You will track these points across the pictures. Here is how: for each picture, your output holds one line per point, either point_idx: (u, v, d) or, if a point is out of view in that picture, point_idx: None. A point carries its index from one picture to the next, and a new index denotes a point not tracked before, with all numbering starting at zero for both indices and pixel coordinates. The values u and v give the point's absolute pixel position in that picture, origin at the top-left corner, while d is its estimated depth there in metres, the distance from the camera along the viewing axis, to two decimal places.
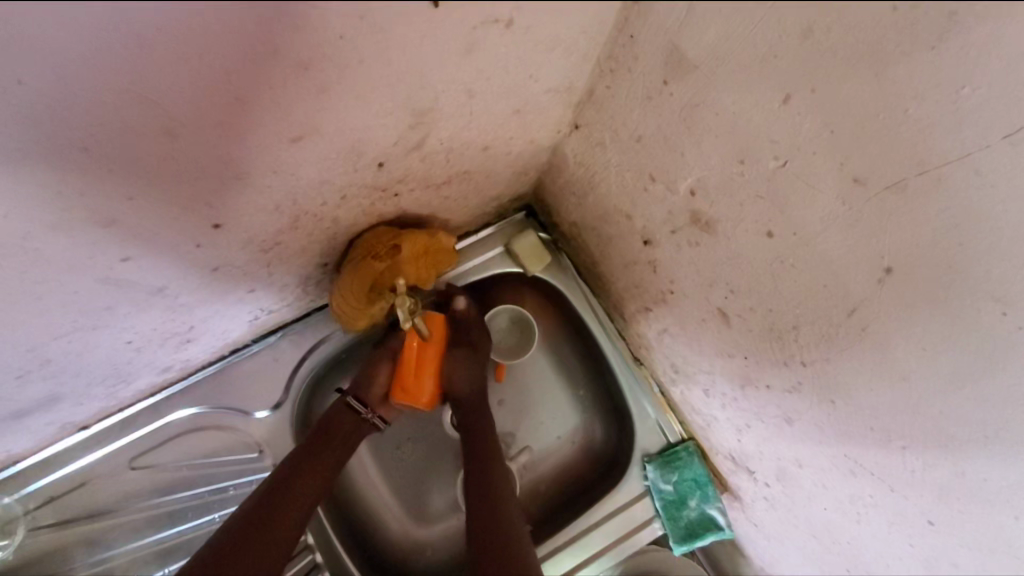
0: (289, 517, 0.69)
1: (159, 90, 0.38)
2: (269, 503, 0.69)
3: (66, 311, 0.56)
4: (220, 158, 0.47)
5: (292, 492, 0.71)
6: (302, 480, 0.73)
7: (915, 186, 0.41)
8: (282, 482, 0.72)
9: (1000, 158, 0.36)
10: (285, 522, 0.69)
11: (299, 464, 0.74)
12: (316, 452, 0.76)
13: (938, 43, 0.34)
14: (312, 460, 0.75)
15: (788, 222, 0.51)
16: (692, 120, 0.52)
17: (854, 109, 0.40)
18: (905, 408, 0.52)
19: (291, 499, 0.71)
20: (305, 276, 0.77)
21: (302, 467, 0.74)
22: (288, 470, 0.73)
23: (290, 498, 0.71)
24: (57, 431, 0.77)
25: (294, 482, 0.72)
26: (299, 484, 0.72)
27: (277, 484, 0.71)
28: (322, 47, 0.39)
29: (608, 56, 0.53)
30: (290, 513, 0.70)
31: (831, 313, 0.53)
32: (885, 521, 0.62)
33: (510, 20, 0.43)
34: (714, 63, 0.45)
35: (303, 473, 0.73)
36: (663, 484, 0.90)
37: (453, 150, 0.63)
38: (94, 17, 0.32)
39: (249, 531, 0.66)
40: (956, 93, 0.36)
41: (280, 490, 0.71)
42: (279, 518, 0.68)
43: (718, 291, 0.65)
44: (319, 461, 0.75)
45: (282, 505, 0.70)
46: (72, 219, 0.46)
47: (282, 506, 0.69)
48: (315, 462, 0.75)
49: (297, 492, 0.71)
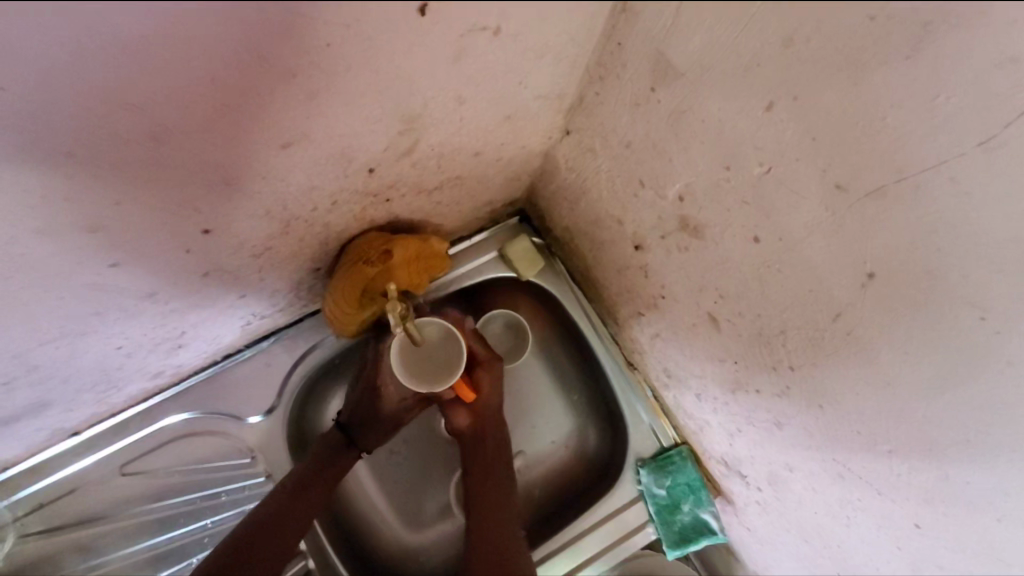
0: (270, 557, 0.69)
1: (146, 99, 0.39)
2: (255, 541, 0.68)
3: (55, 317, 0.56)
4: (208, 164, 0.47)
5: (278, 532, 0.71)
6: (291, 520, 0.72)
7: (893, 193, 0.42)
8: (270, 518, 0.71)
9: (977, 165, 0.37)
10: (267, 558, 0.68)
11: (290, 501, 0.73)
12: (306, 489, 0.75)
13: (913, 53, 0.34)
14: (299, 497, 0.74)
15: (774, 228, 0.52)
16: (679, 126, 0.52)
17: (833, 118, 0.41)
18: (890, 412, 0.53)
19: (275, 539, 0.70)
20: (297, 282, 0.77)
21: (290, 506, 0.73)
22: (277, 505, 0.72)
23: (275, 538, 0.70)
24: (48, 436, 0.77)
25: (281, 522, 0.71)
26: (287, 523, 0.72)
27: (265, 520, 0.70)
28: (311, 55, 0.40)
29: (597, 63, 0.54)
30: (274, 553, 0.69)
31: (817, 318, 0.54)
32: (874, 524, 0.62)
33: (497, 28, 0.43)
34: (699, 70, 0.46)
35: (290, 512, 0.73)
36: (656, 488, 0.90)
37: (443, 156, 0.63)
38: (84, 29, 0.33)
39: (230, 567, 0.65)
40: (930, 102, 0.36)
41: (267, 530, 0.70)
42: (262, 558, 0.68)
43: (707, 296, 0.66)
44: (308, 500, 0.75)
45: (267, 545, 0.69)
46: (61, 225, 0.46)
47: (267, 548, 0.69)
48: (304, 500, 0.74)
49: (283, 532, 0.71)
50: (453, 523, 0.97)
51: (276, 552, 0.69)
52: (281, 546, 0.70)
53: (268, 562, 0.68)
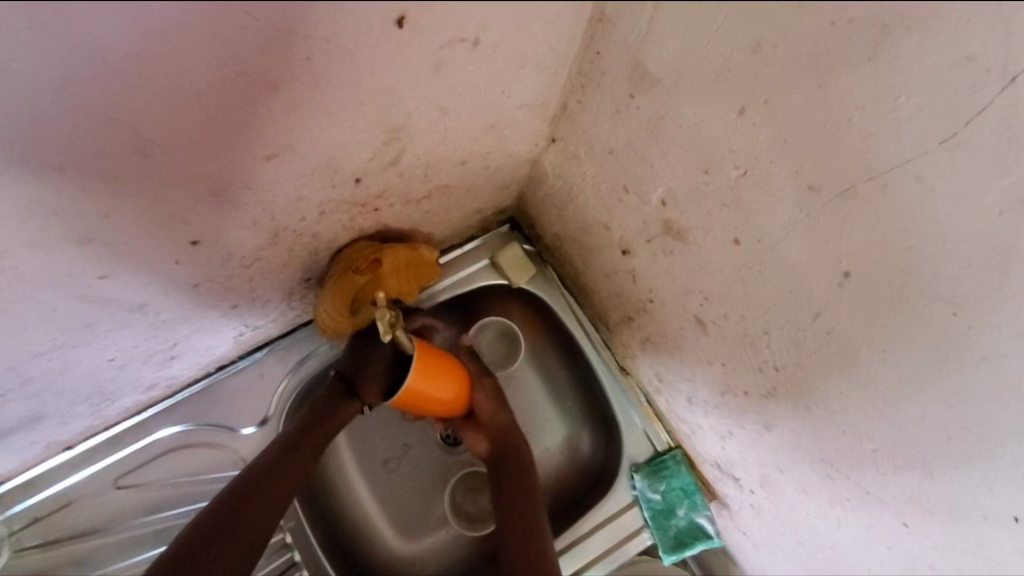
0: (247, 535, 0.65)
1: (131, 112, 0.40)
2: (228, 520, 0.65)
3: (46, 330, 0.57)
4: (194, 177, 0.48)
5: (257, 510, 0.67)
6: (265, 497, 0.69)
7: (863, 192, 0.42)
8: (241, 498, 0.67)
9: (940, 163, 0.38)
10: (242, 537, 0.65)
11: (263, 479, 0.70)
12: (278, 467, 0.72)
13: (873, 56, 0.35)
14: (274, 474, 0.71)
15: (753, 230, 0.53)
16: (659, 132, 0.53)
17: (803, 120, 0.42)
18: (873, 410, 0.53)
19: (250, 515, 0.66)
20: (288, 291, 0.78)
21: (264, 483, 0.70)
22: (247, 485, 0.69)
23: (250, 514, 0.67)
24: (41, 451, 0.77)
25: (255, 499, 0.68)
26: (260, 501, 0.68)
27: (239, 499, 0.67)
28: (290, 67, 0.41)
29: (578, 72, 0.55)
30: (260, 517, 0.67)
31: (799, 317, 0.54)
32: (864, 524, 0.62)
33: (476, 39, 0.44)
34: (675, 76, 0.47)
35: (264, 490, 0.69)
36: (651, 493, 0.90)
37: (430, 165, 0.64)
38: (67, 46, 0.34)
39: (225, 520, 0.65)
40: (893, 102, 0.37)
41: (243, 508, 0.66)
42: (239, 537, 0.65)
43: (693, 299, 0.66)
44: (283, 475, 0.71)
45: (247, 520, 0.66)
46: (49, 237, 0.46)
47: (243, 525, 0.65)
48: (279, 476, 0.71)
49: (257, 508, 0.67)
50: (448, 532, 0.97)
51: (253, 529, 0.66)
52: (256, 523, 0.66)
53: (245, 540, 0.65)
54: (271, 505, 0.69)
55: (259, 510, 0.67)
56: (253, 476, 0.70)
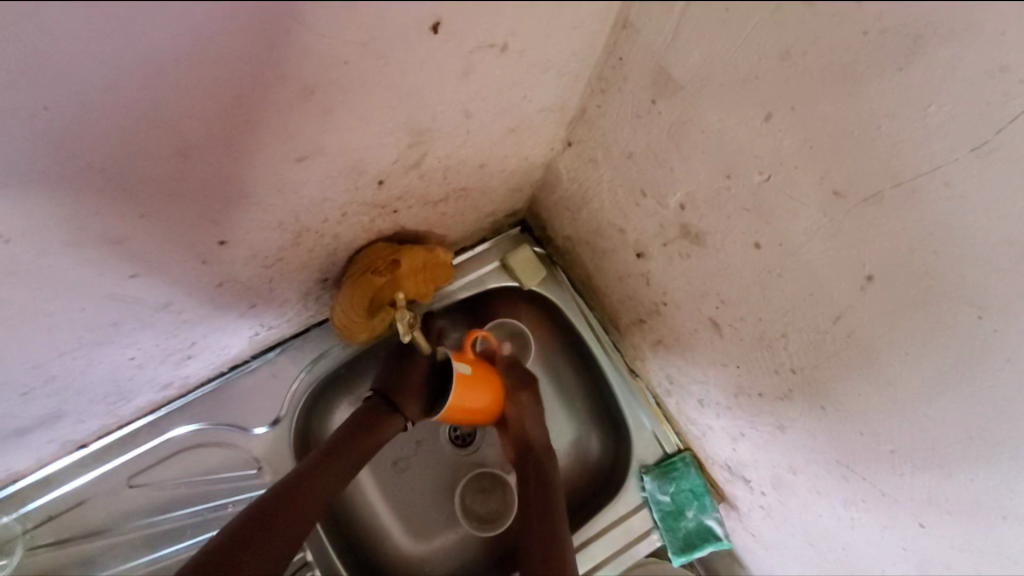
0: (286, 533, 0.65)
1: (173, 115, 0.40)
2: (265, 518, 0.65)
3: (71, 328, 0.57)
4: (227, 178, 0.48)
5: (293, 508, 0.67)
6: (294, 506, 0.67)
7: (889, 197, 0.43)
8: (271, 506, 0.66)
9: (968, 170, 0.39)
10: (272, 546, 0.63)
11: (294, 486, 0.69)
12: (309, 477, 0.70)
13: (904, 65, 0.36)
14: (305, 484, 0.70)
15: (774, 234, 0.54)
16: (681, 137, 0.54)
17: (830, 126, 0.42)
18: (890, 412, 0.54)
19: (287, 515, 0.66)
20: (305, 292, 0.78)
21: (296, 493, 0.68)
22: (277, 495, 0.67)
23: (279, 524, 0.65)
24: (56, 449, 0.77)
25: (285, 510, 0.67)
26: (289, 510, 0.67)
27: (281, 495, 0.68)
28: (328, 71, 0.41)
29: (599, 77, 0.56)
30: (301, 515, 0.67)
31: (818, 321, 0.55)
32: (879, 525, 0.63)
33: (505, 44, 0.45)
34: (700, 83, 0.48)
35: (295, 499, 0.68)
36: (661, 495, 0.91)
37: (450, 168, 0.65)
38: (119, 51, 0.34)
39: (266, 516, 0.65)
40: (923, 111, 0.38)
41: (280, 507, 0.66)
42: (273, 536, 0.64)
43: (709, 301, 0.67)
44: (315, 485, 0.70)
45: (287, 518, 0.66)
46: (83, 237, 0.47)
47: (271, 534, 0.64)
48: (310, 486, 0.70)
49: (287, 518, 0.66)
50: (458, 532, 0.97)
51: (292, 527, 0.66)
52: (284, 533, 0.65)
53: (283, 536, 0.65)
54: (302, 515, 0.67)
55: (289, 521, 0.66)
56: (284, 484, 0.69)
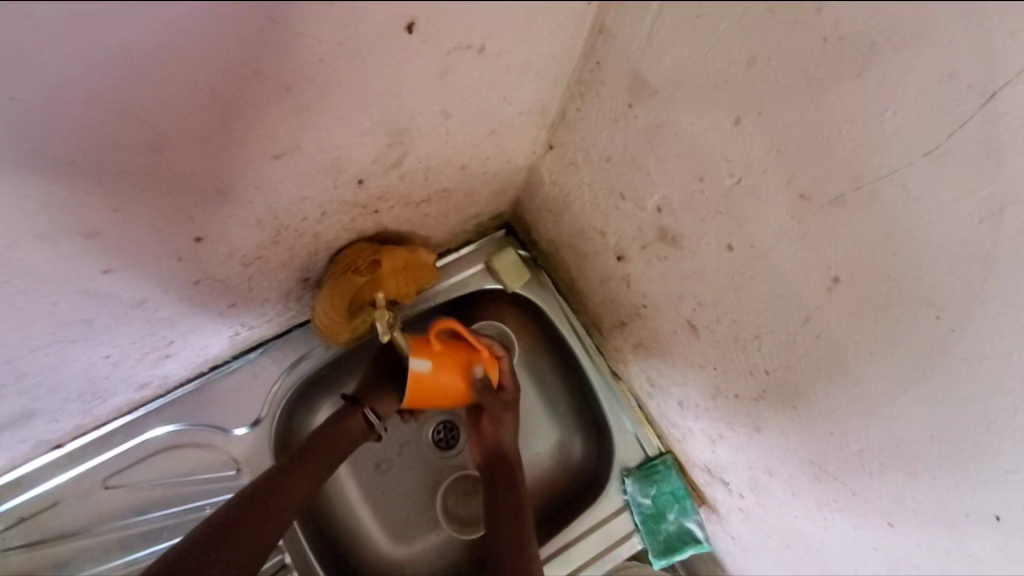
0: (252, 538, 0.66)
1: (147, 109, 0.41)
2: (235, 522, 0.66)
3: (45, 324, 0.57)
4: (202, 174, 0.49)
5: (262, 513, 0.68)
6: (262, 512, 0.68)
7: (852, 200, 0.44)
8: (241, 513, 0.67)
9: (924, 173, 0.40)
10: (239, 555, 0.64)
11: (264, 492, 0.70)
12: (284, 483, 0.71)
13: (863, 70, 0.38)
14: (278, 489, 0.71)
15: (745, 237, 0.54)
16: (656, 141, 0.55)
17: (795, 130, 0.44)
18: (858, 412, 0.55)
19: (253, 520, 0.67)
20: (286, 292, 0.78)
21: (268, 496, 0.70)
22: (247, 500, 0.68)
23: (247, 531, 0.66)
24: (30, 449, 0.76)
25: (254, 516, 0.68)
26: (260, 518, 0.68)
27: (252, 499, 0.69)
28: (303, 69, 0.42)
29: (577, 81, 0.57)
30: (270, 522, 0.68)
31: (789, 322, 0.56)
32: (851, 525, 0.64)
33: (481, 46, 0.46)
34: (673, 87, 0.49)
35: (268, 503, 0.69)
36: (641, 498, 0.91)
37: (431, 169, 0.65)
38: (92, 43, 0.34)
39: (235, 519, 0.66)
40: (880, 115, 0.39)
41: (250, 511, 0.68)
42: (239, 539, 0.65)
43: (686, 303, 0.68)
44: (285, 489, 0.71)
45: (253, 523, 0.67)
46: (57, 230, 0.47)
47: (240, 539, 0.65)
48: (284, 490, 0.71)
49: (256, 524, 0.67)
50: (439, 535, 0.97)
51: (259, 532, 0.67)
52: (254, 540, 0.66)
53: (248, 540, 0.66)
54: (271, 520, 0.69)
55: (258, 526, 0.67)
56: (254, 489, 0.70)
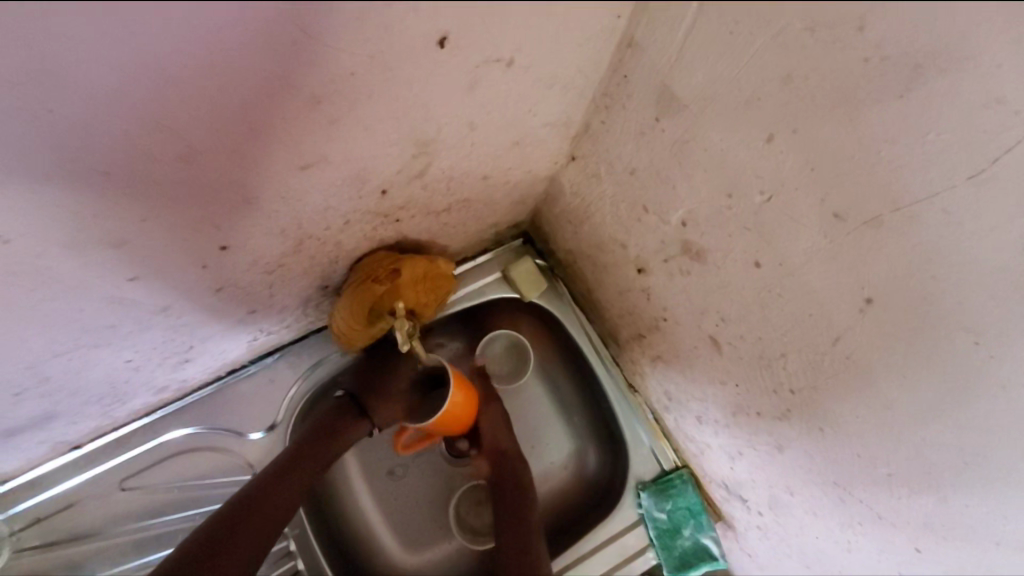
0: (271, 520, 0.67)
1: (182, 122, 0.41)
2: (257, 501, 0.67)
3: (70, 329, 0.57)
4: (231, 184, 0.49)
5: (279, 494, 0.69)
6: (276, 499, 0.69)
7: (888, 222, 0.43)
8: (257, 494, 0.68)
9: (967, 197, 0.39)
10: (258, 533, 0.65)
11: (274, 481, 0.70)
12: (250, 513, 0.66)
13: (905, 91, 0.37)
14: (288, 478, 0.71)
15: (773, 253, 0.54)
16: (683, 155, 0.54)
17: (830, 150, 0.43)
18: (885, 435, 0.54)
19: (273, 502, 0.68)
20: (305, 299, 0.78)
21: (285, 479, 0.71)
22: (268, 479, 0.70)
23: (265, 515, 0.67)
24: (49, 450, 0.76)
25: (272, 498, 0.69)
26: (272, 501, 0.68)
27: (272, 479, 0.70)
28: (334, 83, 0.42)
29: (603, 94, 0.57)
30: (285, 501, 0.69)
31: (817, 341, 0.55)
32: (875, 549, 0.63)
33: (511, 60, 0.46)
34: (703, 102, 0.48)
35: (284, 485, 0.70)
36: (657, 512, 0.89)
37: (453, 179, 0.65)
38: (132, 59, 0.35)
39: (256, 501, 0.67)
40: (921, 137, 0.38)
41: (268, 492, 0.69)
42: (261, 520, 0.66)
43: (709, 319, 0.67)
44: (296, 477, 0.72)
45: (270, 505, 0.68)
46: (87, 239, 0.47)
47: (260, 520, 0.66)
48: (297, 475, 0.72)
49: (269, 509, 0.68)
50: (451, 544, 0.96)
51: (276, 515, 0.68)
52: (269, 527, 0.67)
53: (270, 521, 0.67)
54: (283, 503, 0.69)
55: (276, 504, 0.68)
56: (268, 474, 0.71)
